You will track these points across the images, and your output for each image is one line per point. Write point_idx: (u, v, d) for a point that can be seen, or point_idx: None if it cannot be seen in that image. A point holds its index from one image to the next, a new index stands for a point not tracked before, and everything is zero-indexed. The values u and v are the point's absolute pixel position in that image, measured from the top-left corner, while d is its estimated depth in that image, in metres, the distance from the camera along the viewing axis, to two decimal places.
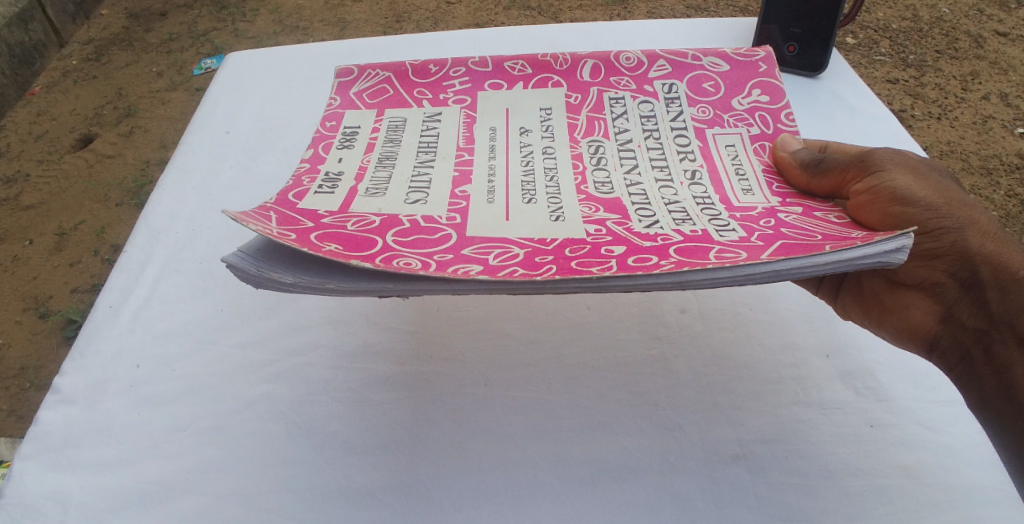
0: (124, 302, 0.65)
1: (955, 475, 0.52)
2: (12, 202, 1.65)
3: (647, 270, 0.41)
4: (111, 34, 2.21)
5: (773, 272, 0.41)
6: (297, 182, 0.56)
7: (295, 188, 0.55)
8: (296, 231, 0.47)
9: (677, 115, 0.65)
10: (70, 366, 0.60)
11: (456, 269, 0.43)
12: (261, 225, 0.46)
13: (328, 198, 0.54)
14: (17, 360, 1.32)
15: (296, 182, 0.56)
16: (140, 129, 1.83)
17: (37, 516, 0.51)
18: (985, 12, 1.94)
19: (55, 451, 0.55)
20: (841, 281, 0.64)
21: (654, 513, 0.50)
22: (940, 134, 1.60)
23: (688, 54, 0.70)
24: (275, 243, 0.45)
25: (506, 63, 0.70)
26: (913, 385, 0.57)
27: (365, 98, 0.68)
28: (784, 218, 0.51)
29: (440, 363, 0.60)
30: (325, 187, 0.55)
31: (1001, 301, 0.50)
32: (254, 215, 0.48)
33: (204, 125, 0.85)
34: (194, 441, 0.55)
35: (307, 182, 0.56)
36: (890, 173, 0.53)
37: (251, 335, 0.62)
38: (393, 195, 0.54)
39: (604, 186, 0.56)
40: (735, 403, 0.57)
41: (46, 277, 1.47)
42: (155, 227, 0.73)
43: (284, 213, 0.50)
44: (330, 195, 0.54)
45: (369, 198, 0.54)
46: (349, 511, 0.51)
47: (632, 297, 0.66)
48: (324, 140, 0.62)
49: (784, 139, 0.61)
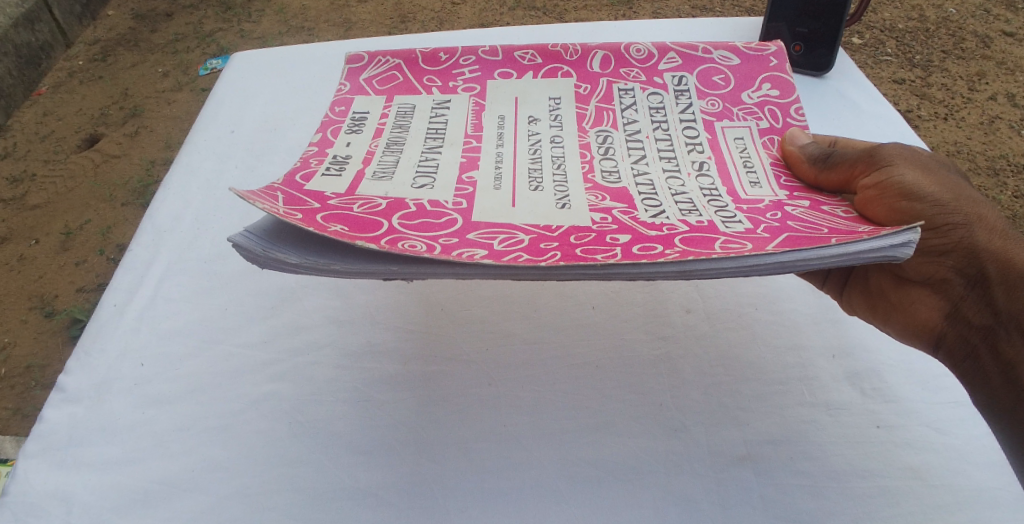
0: (129, 301, 0.65)
1: (964, 476, 0.51)
2: (19, 202, 1.66)
3: (651, 258, 0.41)
4: (117, 35, 2.22)
5: (779, 265, 0.41)
6: (304, 164, 0.56)
7: (303, 170, 0.55)
8: (302, 211, 0.47)
9: (687, 106, 0.65)
10: (75, 365, 0.60)
11: (460, 252, 0.43)
12: (268, 204, 0.46)
13: (335, 181, 0.54)
14: (23, 358, 1.32)
15: (303, 164, 0.56)
16: (145, 129, 1.84)
17: (41, 514, 0.51)
18: (992, 12, 1.93)
19: (60, 450, 0.55)
20: (847, 277, 0.63)
21: (660, 514, 0.50)
22: (947, 134, 1.59)
23: (699, 47, 0.70)
24: (281, 222, 0.45)
25: (516, 53, 0.70)
26: (921, 387, 0.57)
27: (375, 85, 0.68)
28: (791, 212, 0.50)
29: (445, 363, 0.60)
30: (332, 169, 0.55)
31: (1009, 297, 0.50)
32: (262, 195, 0.48)
33: (210, 124, 0.85)
34: (198, 440, 0.55)
35: (315, 165, 0.56)
36: (898, 168, 0.53)
37: (256, 334, 0.62)
38: (400, 179, 0.54)
39: (611, 175, 0.56)
40: (741, 404, 0.56)
41: (51, 276, 1.48)
42: (161, 226, 0.73)
43: (291, 194, 0.50)
44: (337, 178, 0.54)
45: (375, 181, 0.53)
46: (353, 511, 0.50)
47: (638, 297, 0.66)
48: (334, 125, 0.62)
49: (792, 133, 0.61)
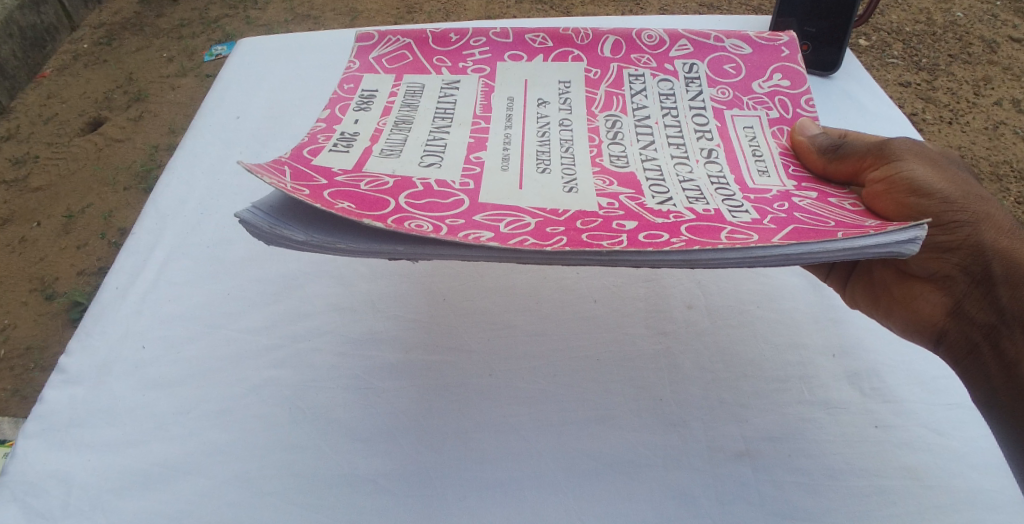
0: (132, 283, 0.65)
1: (960, 478, 0.51)
2: (22, 183, 1.66)
3: (658, 246, 0.41)
4: (123, 19, 2.21)
5: (785, 256, 0.40)
6: (312, 139, 0.56)
7: (311, 145, 0.55)
8: (309, 187, 0.46)
9: (697, 94, 0.65)
10: (76, 346, 0.61)
11: (467, 234, 0.43)
12: (274, 179, 0.46)
13: (344, 157, 0.54)
14: (23, 339, 1.33)
15: (311, 139, 0.56)
16: (150, 114, 1.83)
17: (40, 494, 0.51)
18: (1000, 17, 1.93)
19: (60, 430, 0.55)
20: (852, 270, 0.62)
21: (657, 508, 0.50)
22: (951, 139, 1.59)
23: (711, 36, 0.69)
24: (288, 198, 0.45)
25: (526, 36, 0.70)
26: (921, 388, 0.57)
27: (384, 63, 0.68)
28: (798, 203, 0.50)
29: (446, 353, 0.60)
30: (340, 146, 0.55)
31: (1012, 296, 0.50)
32: (269, 169, 0.48)
33: (215, 110, 0.85)
34: (198, 423, 0.55)
35: (322, 140, 0.56)
36: (909, 162, 0.53)
37: (257, 320, 0.62)
38: (408, 157, 0.54)
39: (619, 159, 0.56)
40: (741, 400, 0.56)
41: (53, 259, 1.48)
42: (165, 209, 0.73)
43: (298, 168, 0.50)
44: (344, 154, 0.54)
45: (383, 159, 0.54)
46: (351, 497, 0.51)
47: (641, 291, 0.65)
48: (342, 102, 0.62)
49: (802, 123, 0.60)
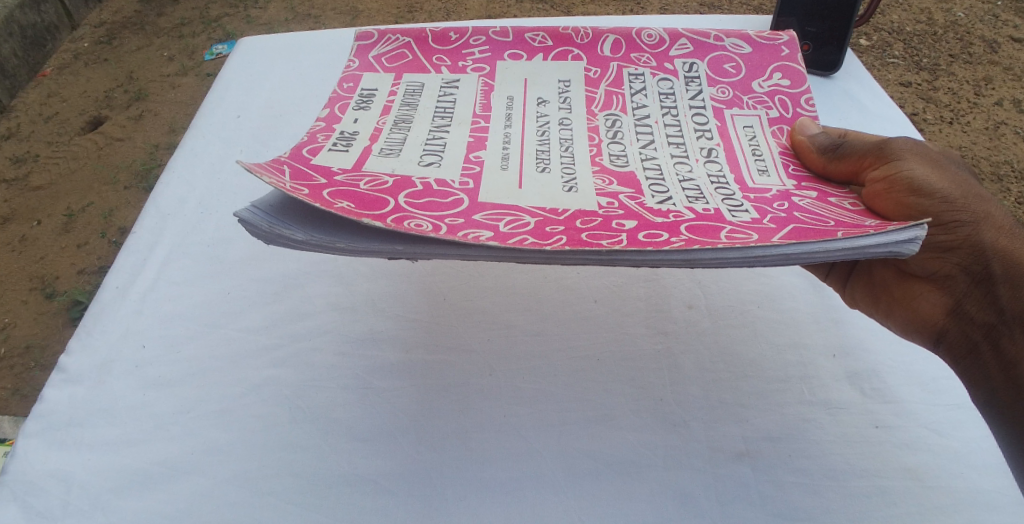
0: (132, 283, 0.65)
1: (960, 478, 0.51)
2: (23, 182, 1.66)
3: (658, 246, 0.41)
4: (123, 18, 2.21)
5: (784, 256, 0.40)
6: (311, 138, 0.56)
7: (310, 144, 0.55)
8: (308, 186, 0.46)
9: (697, 93, 0.65)
10: (76, 346, 0.61)
11: (466, 233, 0.43)
12: (274, 178, 0.46)
13: (343, 156, 0.54)
14: (23, 338, 1.33)
15: (310, 138, 0.56)
16: (151, 113, 1.83)
17: (40, 494, 0.51)
18: (1001, 17, 1.92)
19: (60, 430, 0.55)
20: (852, 270, 0.62)
21: (657, 508, 0.50)
22: (952, 139, 1.59)
23: (711, 35, 0.69)
24: (287, 197, 0.45)
25: (526, 35, 0.70)
26: (921, 388, 0.57)
27: (384, 62, 0.68)
28: (798, 203, 0.50)
29: (446, 352, 0.60)
30: (339, 145, 0.55)
31: (1012, 295, 0.50)
32: (269, 168, 0.48)
33: (215, 109, 0.85)
34: (198, 423, 0.55)
35: (322, 139, 0.56)
36: (909, 162, 0.53)
37: (257, 320, 0.62)
38: (407, 156, 0.54)
39: (619, 159, 0.56)
40: (741, 401, 0.56)
41: (53, 258, 1.48)
42: (165, 209, 0.73)
43: (297, 167, 0.50)
44: (344, 153, 0.54)
45: (383, 158, 0.54)
46: (351, 497, 0.51)
47: (642, 291, 0.65)
48: (342, 100, 0.62)
49: (802, 122, 0.60)
